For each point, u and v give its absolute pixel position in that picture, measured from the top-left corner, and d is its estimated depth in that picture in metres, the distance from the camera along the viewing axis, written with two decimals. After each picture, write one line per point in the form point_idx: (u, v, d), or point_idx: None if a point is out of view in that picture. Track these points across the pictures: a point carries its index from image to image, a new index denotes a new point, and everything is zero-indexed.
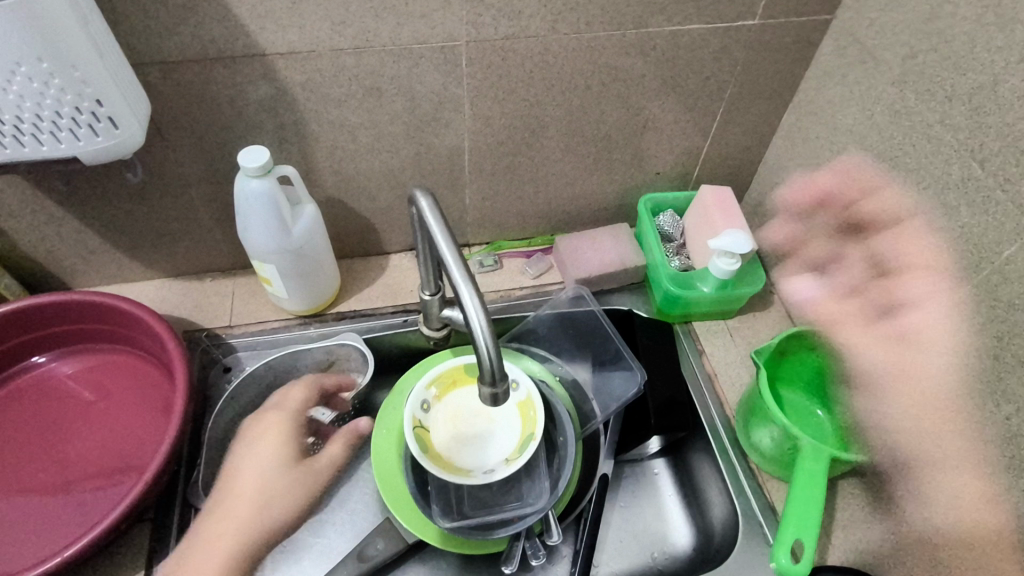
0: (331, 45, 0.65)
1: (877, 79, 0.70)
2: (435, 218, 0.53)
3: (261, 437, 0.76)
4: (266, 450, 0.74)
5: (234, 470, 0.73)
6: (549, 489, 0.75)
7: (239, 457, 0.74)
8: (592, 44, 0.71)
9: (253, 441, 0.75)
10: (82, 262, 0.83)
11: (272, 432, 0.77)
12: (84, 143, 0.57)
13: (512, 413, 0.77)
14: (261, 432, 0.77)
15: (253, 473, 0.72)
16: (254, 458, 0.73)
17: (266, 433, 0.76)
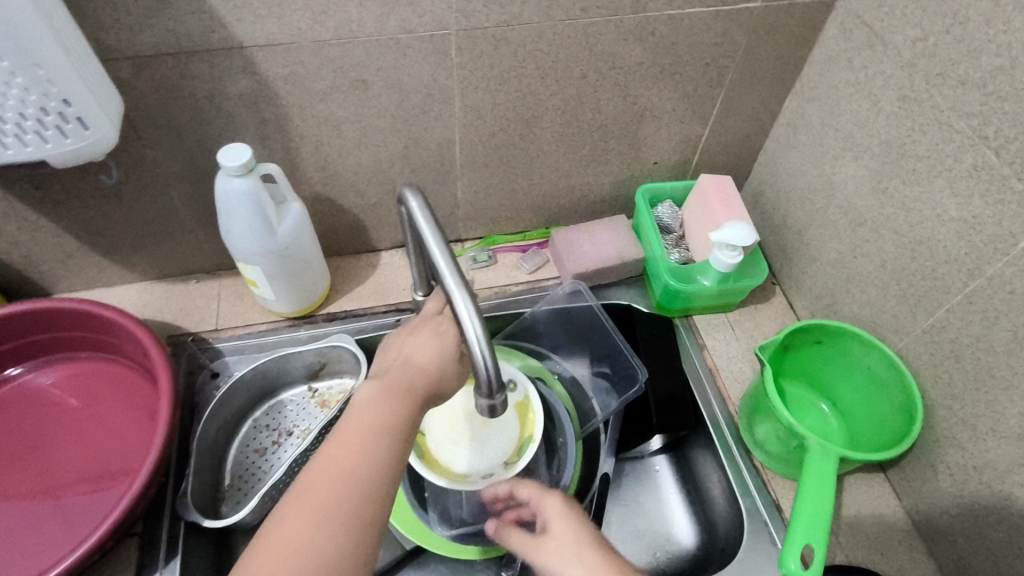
0: (314, 37, 0.62)
1: (884, 63, 0.67)
2: (426, 220, 0.50)
3: (443, 331, 0.55)
4: (432, 329, 0.55)
5: (405, 359, 0.54)
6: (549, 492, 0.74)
7: (415, 338, 0.55)
8: (587, 30, 0.68)
9: (436, 331, 0.55)
10: (60, 267, 0.80)
11: (436, 319, 0.56)
12: (52, 146, 0.54)
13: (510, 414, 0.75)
14: (419, 322, 0.56)
15: (428, 357, 0.54)
16: (422, 345, 0.54)
17: (446, 326, 0.55)
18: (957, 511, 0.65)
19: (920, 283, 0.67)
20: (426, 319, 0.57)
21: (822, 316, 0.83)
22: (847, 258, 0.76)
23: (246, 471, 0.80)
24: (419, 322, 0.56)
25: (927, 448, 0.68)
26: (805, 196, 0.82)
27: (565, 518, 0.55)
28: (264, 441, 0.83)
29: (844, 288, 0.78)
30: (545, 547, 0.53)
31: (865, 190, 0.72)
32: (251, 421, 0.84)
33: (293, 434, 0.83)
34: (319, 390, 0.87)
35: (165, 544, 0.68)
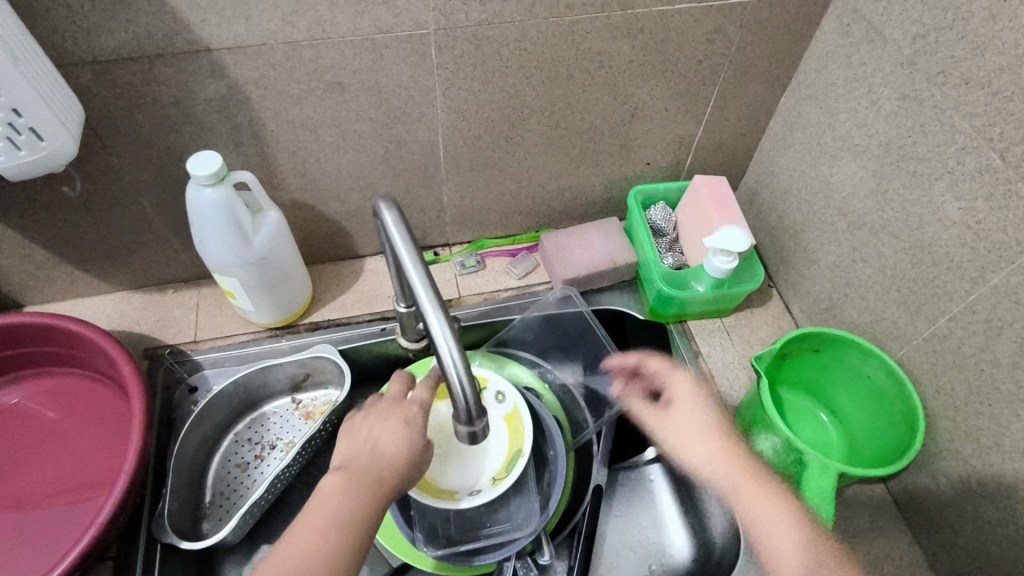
0: (284, 38, 0.59)
1: (883, 59, 0.64)
2: (401, 234, 0.48)
3: (412, 421, 0.55)
4: (401, 416, 0.55)
5: (373, 447, 0.54)
6: (540, 509, 0.71)
7: (384, 424, 0.55)
8: (574, 28, 0.65)
9: (404, 421, 0.55)
10: (31, 278, 0.77)
11: (404, 403, 0.57)
12: (5, 158, 0.51)
13: (500, 427, 0.73)
14: (388, 408, 0.56)
15: (397, 447, 0.54)
16: (390, 434, 0.55)
17: (415, 417, 0.56)
18: (959, 525, 0.63)
19: (921, 289, 0.64)
20: (394, 404, 0.56)
21: (820, 321, 0.80)
22: (846, 262, 0.74)
23: (227, 488, 0.77)
24: (387, 406, 0.56)
25: (929, 460, 0.66)
26: (801, 198, 0.79)
27: (699, 420, 0.72)
28: (246, 455, 0.80)
29: (842, 292, 0.75)
30: (717, 454, 0.69)
31: (864, 192, 0.69)
32: (233, 434, 0.81)
33: (276, 448, 0.80)
34: (303, 401, 0.84)
35: (141, 567, 0.66)
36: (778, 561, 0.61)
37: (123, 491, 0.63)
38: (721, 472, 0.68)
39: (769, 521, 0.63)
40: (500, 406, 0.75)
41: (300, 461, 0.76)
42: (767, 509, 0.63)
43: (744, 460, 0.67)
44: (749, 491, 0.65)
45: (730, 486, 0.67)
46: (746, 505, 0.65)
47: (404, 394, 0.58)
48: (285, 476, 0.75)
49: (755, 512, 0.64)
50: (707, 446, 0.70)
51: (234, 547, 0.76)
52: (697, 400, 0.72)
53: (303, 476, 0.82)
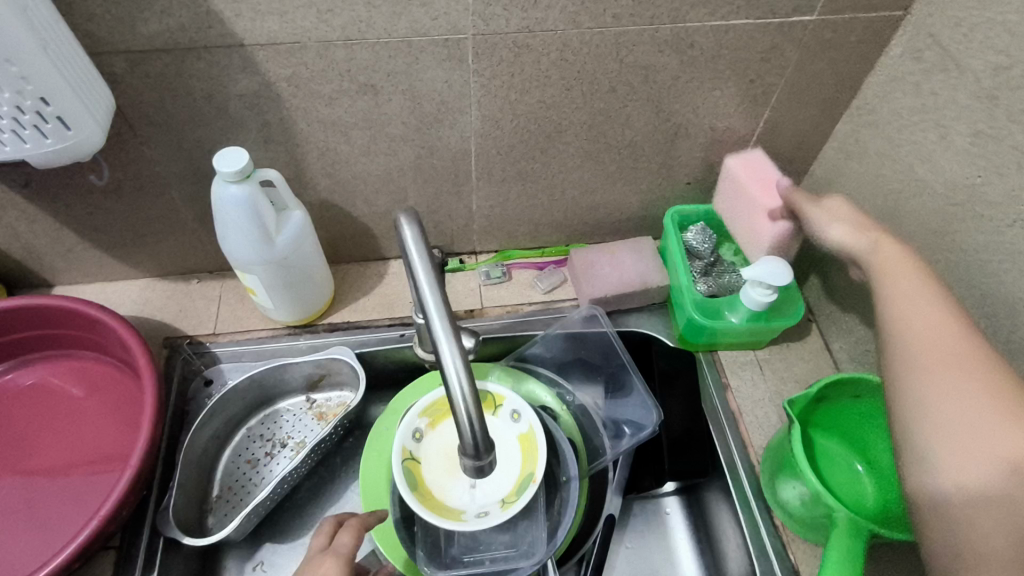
0: (318, 36, 0.57)
1: (954, 91, 0.59)
2: (420, 252, 0.45)
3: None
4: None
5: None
6: (547, 538, 0.68)
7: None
8: (619, 40, 0.62)
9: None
10: (60, 260, 0.78)
11: (321, 558, 0.55)
12: (31, 146, 0.50)
13: (512, 450, 0.70)
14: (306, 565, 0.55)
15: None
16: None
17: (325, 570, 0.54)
18: None
19: None
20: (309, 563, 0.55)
21: (862, 363, 0.76)
22: None
23: (235, 483, 0.77)
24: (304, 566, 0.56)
25: None
26: None
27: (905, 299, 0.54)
28: (257, 451, 0.79)
29: None
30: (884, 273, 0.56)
31: (921, 231, 0.65)
32: (245, 429, 0.80)
33: (287, 446, 0.80)
34: (317, 401, 0.83)
35: (142, 559, 0.66)
36: (931, 448, 0.46)
37: (130, 483, 0.62)
38: (919, 326, 0.51)
39: (965, 407, 0.45)
40: (515, 425, 0.72)
41: (309, 462, 0.75)
42: (961, 387, 0.46)
43: (966, 346, 0.48)
44: (952, 363, 0.48)
45: (908, 350, 0.50)
46: (927, 386, 0.48)
47: (325, 543, 0.58)
48: (292, 477, 0.73)
49: (927, 398, 0.47)
50: (896, 289, 0.54)
51: (237, 543, 0.76)
52: (869, 240, 0.59)
53: (313, 477, 0.81)
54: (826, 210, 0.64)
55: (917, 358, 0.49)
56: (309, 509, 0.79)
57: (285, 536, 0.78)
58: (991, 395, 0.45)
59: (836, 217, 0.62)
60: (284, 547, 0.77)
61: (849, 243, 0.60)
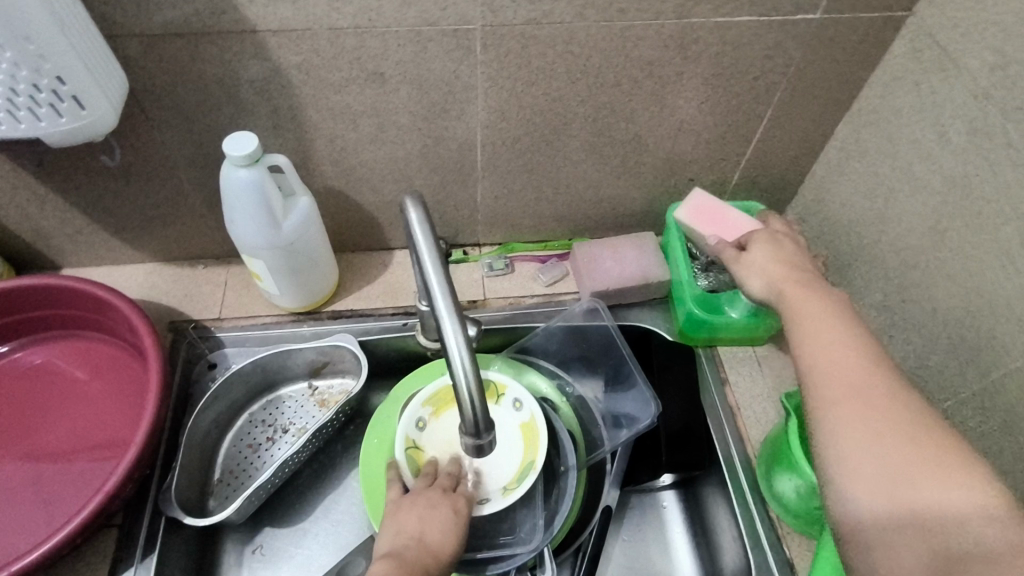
0: (328, 24, 0.58)
1: (956, 90, 0.60)
2: (424, 232, 0.46)
3: (459, 513, 0.61)
4: (449, 505, 0.61)
5: (417, 528, 0.58)
6: (544, 527, 0.69)
7: (427, 511, 0.60)
8: (624, 34, 0.62)
9: (451, 511, 0.60)
10: (69, 242, 0.79)
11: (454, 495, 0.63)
12: (46, 124, 0.51)
13: (514, 434, 0.71)
14: (442, 495, 0.62)
15: (445, 533, 0.58)
16: (441, 522, 0.59)
17: (462, 506, 0.62)
18: None
19: (975, 339, 0.60)
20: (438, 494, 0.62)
21: None
22: (893, 302, 0.70)
23: (236, 467, 0.78)
24: (425, 492, 0.62)
25: None
26: (851, 228, 0.75)
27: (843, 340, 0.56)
28: (258, 436, 0.80)
29: (887, 333, 0.71)
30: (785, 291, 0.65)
31: (921, 229, 0.65)
32: (247, 414, 0.81)
33: (289, 432, 0.80)
34: (319, 388, 0.84)
35: (145, 537, 0.66)
36: (844, 476, 0.49)
37: (133, 461, 0.63)
38: (859, 401, 0.51)
39: (878, 460, 0.48)
40: (516, 413, 0.73)
41: (310, 447, 0.76)
42: (889, 460, 0.47)
43: (882, 381, 0.52)
44: (878, 442, 0.48)
45: (841, 421, 0.51)
46: (847, 447, 0.49)
47: (450, 484, 0.64)
48: (294, 460, 0.74)
49: (858, 445, 0.49)
50: (819, 350, 0.56)
51: (237, 526, 0.77)
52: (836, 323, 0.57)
53: (312, 463, 0.82)
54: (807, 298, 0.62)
55: (855, 440, 0.49)
56: (308, 494, 0.80)
57: (284, 520, 0.78)
58: (889, 439, 0.48)
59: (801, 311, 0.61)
60: (283, 531, 0.78)
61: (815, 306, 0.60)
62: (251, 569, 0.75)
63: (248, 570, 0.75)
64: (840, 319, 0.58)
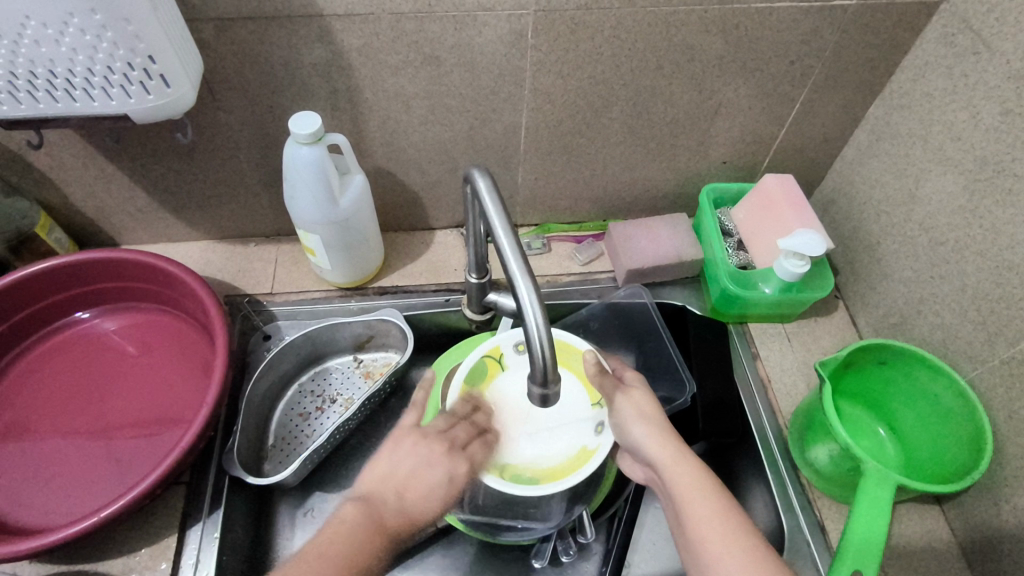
0: (391, 8, 0.61)
1: (988, 73, 0.63)
2: (493, 200, 0.49)
3: (453, 478, 0.57)
4: (446, 467, 0.57)
5: (398, 476, 0.55)
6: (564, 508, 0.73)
7: (418, 464, 0.57)
8: (669, 19, 0.65)
9: (444, 476, 0.57)
10: (129, 219, 0.83)
11: (456, 458, 0.59)
12: (135, 101, 0.55)
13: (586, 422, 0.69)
14: (445, 451, 0.59)
15: (428, 501, 0.55)
16: (432, 481, 0.56)
17: (460, 475, 0.58)
18: (1019, 557, 0.62)
19: (1004, 311, 0.63)
20: (442, 448, 0.59)
21: (887, 336, 0.79)
22: (924, 278, 0.73)
23: (288, 434, 0.82)
24: (428, 442, 0.58)
25: (992, 486, 0.65)
26: (882, 209, 0.78)
27: (654, 416, 0.60)
28: (308, 406, 0.84)
29: (916, 309, 0.74)
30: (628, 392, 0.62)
31: (952, 206, 0.68)
32: (297, 384, 0.85)
33: (336, 403, 0.84)
34: (364, 361, 0.88)
35: (210, 495, 0.71)
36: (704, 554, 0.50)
37: (205, 421, 0.66)
38: (680, 476, 0.55)
39: (705, 511, 0.52)
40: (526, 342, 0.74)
41: (358, 414, 0.79)
42: (714, 511, 0.52)
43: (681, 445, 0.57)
44: (697, 493, 0.53)
45: (700, 533, 0.51)
46: (692, 504, 0.53)
47: (463, 443, 0.62)
48: (344, 427, 0.78)
49: (703, 519, 0.52)
50: (655, 447, 0.57)
51: (290, 489, 0.81)
52: (640, 409, 0.60)
53: (358, 432, 0.85)
54: (631, 400, 0.61)
55: (699, 540, 0.51)
56: (356, 461, 0.84)
57: (334, 485, 0.82)
58: (705, 491, 0.53)
59: (640, 415, 0.60)
60: (333, 496, 0.82)
61: (627, 423, 0.61)
62: (303, 530, 0.79)
63: (300, 531, 0.79)
64: (661, 422, 0.59)
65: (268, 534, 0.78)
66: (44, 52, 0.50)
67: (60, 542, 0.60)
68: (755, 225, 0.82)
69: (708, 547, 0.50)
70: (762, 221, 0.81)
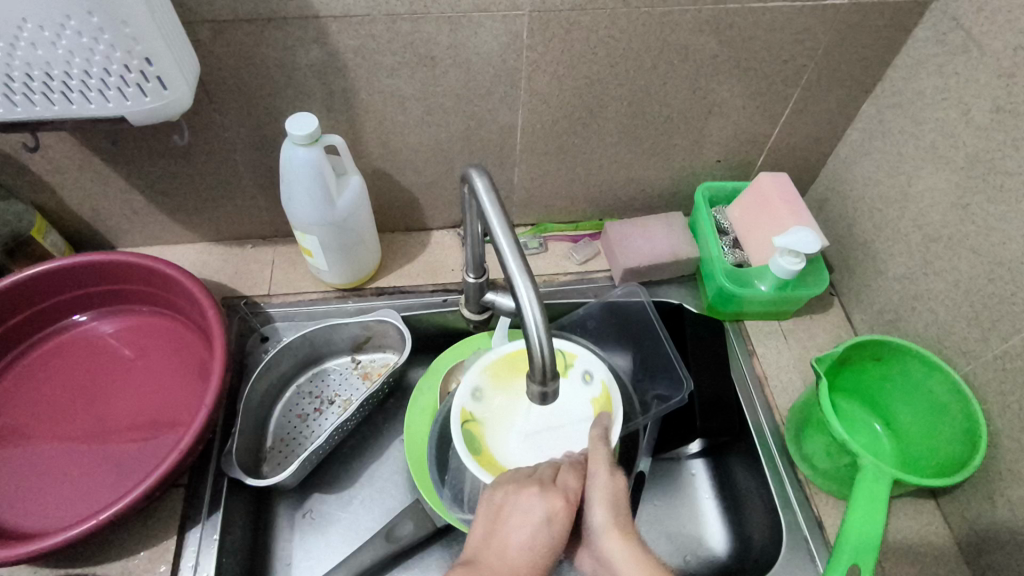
0: (387, 10, 0.61)
1: (979, 70, 0.64)
2: (490, 200, 0.49)
3: (552, 521, 0.52)
4: (544, 511, 0.53)
5: (496, 535, 0.52)
6: None
7: (511, 516, 0.53)
8: (663, 19, 0.66)
9: (546, 516, 0.52)
10: (125, 222, 0.83)
11: (554, 492, 0.54)
12: (132, 103, 0.55)
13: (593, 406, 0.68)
14: (539, 492, 0.54)
15: (527, 549, 0.51)
16: (524, 526, 0.52)
17: (557, 516, 0.53)
18: (1015, 549, 0.62)
19: (997, 306, 0.64)
20: (533, 485, 0.55)
21: (882, 332, 0.80)
22: (917, 274, 0.73)
23: (287, 435, 0.82)
24: (521, 489, 0.54)
25: (987, 479, 0.65)
26: (875, 206, 0.79)
27: None
28: (306, 407, 0.84)
29: (910, 305, 0.75)
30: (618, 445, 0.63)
31: (945, 203, 0.69)
32: (295, 386, 0.85)
33: (335, 403, 0.84)
34: (362, 361, 0.88)
35: (209, 497, 0.71)
36: None
37: (203, 423, 0.65)
38: None
39: None
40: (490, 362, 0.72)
41: (357, 415, 0.79)
42: None
43: None
44: None
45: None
46: None
47: (549, 477, 0.56)
48: (342, 428, 0.78)
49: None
50: (613, 541, 0.52)
51: (289, 491, 0.81)
52: None
53: (357, 433, 0.86)
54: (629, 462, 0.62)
55: None
56: (355, 462, 0.84)
57: (333, 486, 0.82)
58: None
59: None
60: (332, 497, 0.82)
61: None
62: (303, 532, 0.79)
63: (299, 533, 0.79)
64: None
65: (268, 535, 0.78)
66: (41, 55, 0.50)
67: (59, 545, 0.59)
68: (748, 224, 0.83)
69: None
70: (756, 219, 0.81)
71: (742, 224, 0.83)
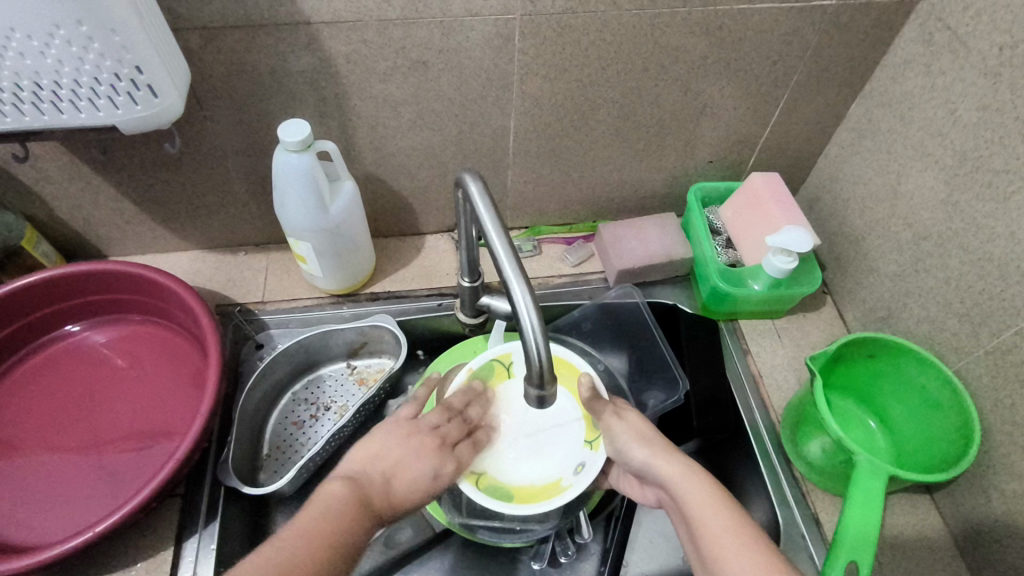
0: (377, 15, 0.61)
1: (965, 69, 0.64)
2: (485, 205, 0.49)
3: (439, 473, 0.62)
4: (434, 463, 0.62)
5: (391, 463, 0.59)
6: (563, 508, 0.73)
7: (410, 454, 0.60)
8: (653, 22, 0.66)
9: (432, 473, 0.61)
10: (117, 231, 0.82)
11: (448, 457, 0.64)
12: (122, 112, 0.55)
13: (573, 400, 0.73)
14: (437, 447, 0.63)
15: (411, 487, 0.59)
16: (420, 472, 0.60)
17: (445, 470, 0.62)
18: (1009, 542, 0.63)
19: (988, 303, 0.65)
20: (434, 444, 0.63)
21: (874, 329, 0.81)
22: (908, 271, 0.74)
23: (283, 443, 0.81)
24: (422, 436, 0.62)
25: (981, 474, 0.66)
26: (866, 204, 0.79)
27: (644, 432, 0.61)
28: (302, 414, 0.84)
29: (902, 302, 0.76)
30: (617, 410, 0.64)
31: (934, 200, 0.69)
32: (291, 393, 0.85)
33: (331, 410, 0.84)
34: (358, 367, 0.87)
35: (205, 507, 0.70)
36: None
37: (199, 433, 0.65)
38: (688, 488, 0.56)
39: (719, 525, 0.52)
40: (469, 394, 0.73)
41: (353, 421, 0.79)
42: (728, 527, 0.52)
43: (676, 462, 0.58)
44: (709, 507, 0.54)
45: (707, 536, 0.52)
46: (706, 524, 0.53)
47: (453, 441, 0.66)
48: (339, 435, 0.78)
49: (712, 529, 0.52)
50: (660, 469, 0.58)
51: (286, 499, 0.80)
52: (627, 435, 0.61)
53: (353, 440, 0.85)
54: (628, 423, 0.63)
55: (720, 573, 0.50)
56: None
57: None
58: (718, 508, 0.53)
59: (639, 435, 0.61)
60: None
61: (624, 441, 0.62)
62: None
63: None
64: (659, 437, 0.61)
65: None
66: (29, 64, 0.49)
67: (54, 558, 0.59)
68: (738, 224, 0.84)
69: (720, 552, 0.51)
70: (748, 219, 0.82)
71: (734, 224, 0.84)
